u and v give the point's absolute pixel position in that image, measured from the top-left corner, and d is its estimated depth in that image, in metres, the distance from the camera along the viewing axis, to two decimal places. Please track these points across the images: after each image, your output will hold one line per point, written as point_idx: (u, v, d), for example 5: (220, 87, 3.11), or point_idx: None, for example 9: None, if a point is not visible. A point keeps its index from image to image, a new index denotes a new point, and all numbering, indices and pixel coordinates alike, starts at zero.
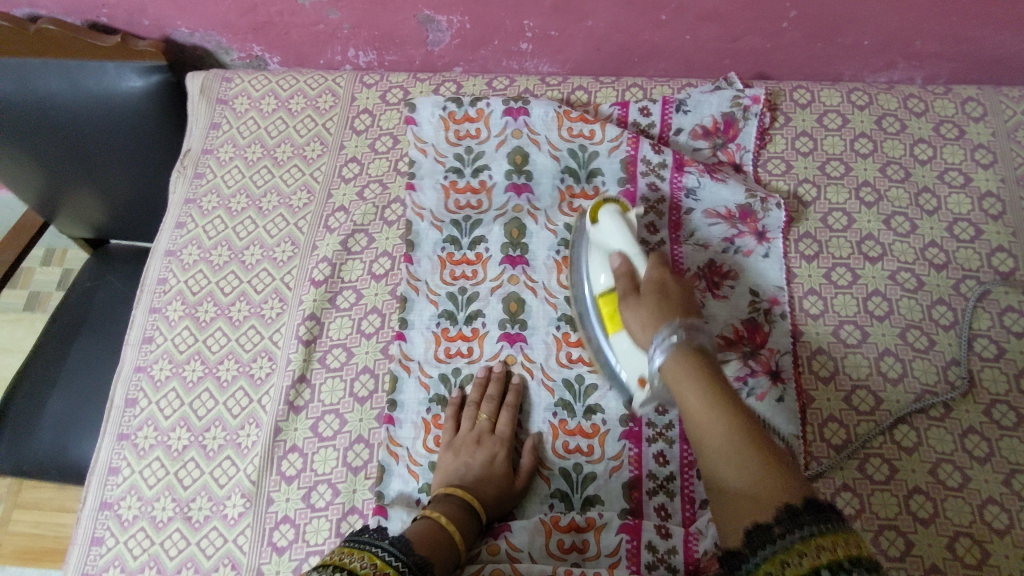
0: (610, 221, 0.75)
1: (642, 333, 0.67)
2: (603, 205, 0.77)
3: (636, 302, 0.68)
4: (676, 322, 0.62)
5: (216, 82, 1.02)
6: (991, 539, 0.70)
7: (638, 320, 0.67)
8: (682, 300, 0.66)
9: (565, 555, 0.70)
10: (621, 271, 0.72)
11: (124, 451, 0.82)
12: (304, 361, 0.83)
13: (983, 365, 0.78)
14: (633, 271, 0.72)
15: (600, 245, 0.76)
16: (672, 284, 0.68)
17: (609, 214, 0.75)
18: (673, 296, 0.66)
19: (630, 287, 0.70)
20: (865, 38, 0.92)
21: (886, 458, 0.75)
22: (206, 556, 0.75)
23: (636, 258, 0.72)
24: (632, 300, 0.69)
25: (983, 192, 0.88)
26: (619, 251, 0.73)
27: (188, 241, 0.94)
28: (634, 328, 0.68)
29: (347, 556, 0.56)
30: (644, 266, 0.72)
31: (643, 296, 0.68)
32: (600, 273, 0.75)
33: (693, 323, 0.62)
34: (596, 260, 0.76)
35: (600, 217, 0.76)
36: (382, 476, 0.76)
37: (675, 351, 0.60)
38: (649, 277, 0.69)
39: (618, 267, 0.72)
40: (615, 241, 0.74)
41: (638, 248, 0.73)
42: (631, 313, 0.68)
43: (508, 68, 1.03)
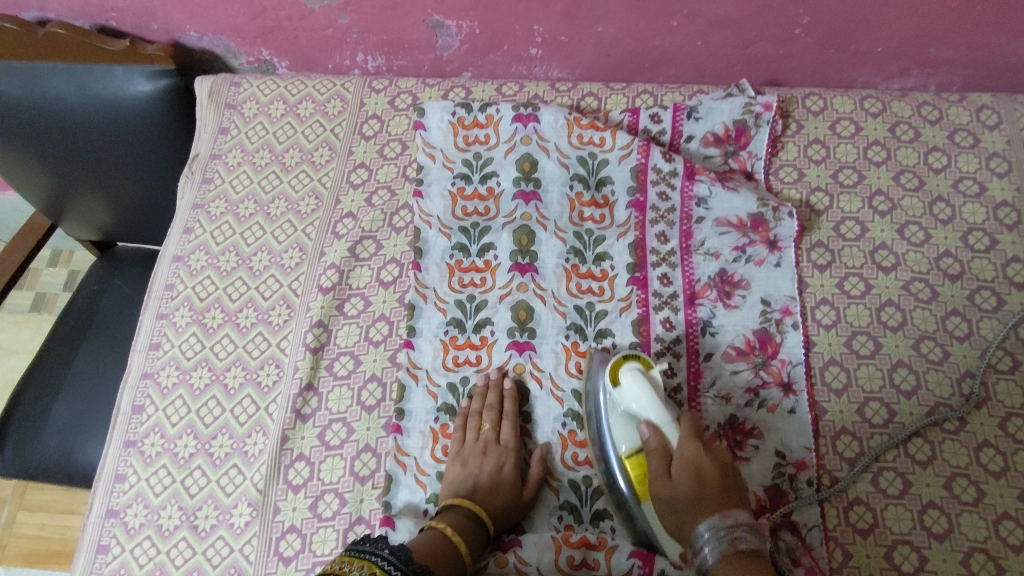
0: (633, 385, 0.67)
1: (678, 522, 0.62)
2: (624, 362, 0.70)
3: (669, 486, 0.63)
4: (717, 525, 0.57)
5: (225, 86, 1.01)
6: (1006, 555, 0.69)
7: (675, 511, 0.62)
8: (721, 491, 0.60)
9: (574, 572, 0.69)
10: (651, 443, 0.66)
11: (130, 459, 0.81)
12: (312, 369, 0.82)
13: (997, 377, 0.77)
14: (665, 446, 0.65)
15: (622, 407, 0.69)
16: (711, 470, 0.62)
17: (632, 375, 0.68)
18: (712, 485, 0.61)
19: (662, 468, 0.64)
20: (879, 45, 0.91)
21: (900, 472, 0.74)
22: (212, 565, 0.74)
23: (666, 430, 0.66)
24: (664, 485, 0.63)
25: (998, 201, 0.87)
26: (647, 422, 0.67)
27: (196, 247, 0.94)
28: (669, 515, 0.63)
29: (346, 565, 0.56)
30: (676, 438, 0.65)
31: (678, 484, 0.62)
32: (623, 440, 0.68)
33: (735, 522, 0.57)
34: (617, 425, 0.69)
35: (621, 377, 0.69)
36: (389, 486, 0.75)
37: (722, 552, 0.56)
38: (684, 457, 0.63)
39: (647, 437, 0.66)
40: (640, 407, 0.67)
41: (666, 413, 0.66)
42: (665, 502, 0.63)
43: (518, 73, 1.02)
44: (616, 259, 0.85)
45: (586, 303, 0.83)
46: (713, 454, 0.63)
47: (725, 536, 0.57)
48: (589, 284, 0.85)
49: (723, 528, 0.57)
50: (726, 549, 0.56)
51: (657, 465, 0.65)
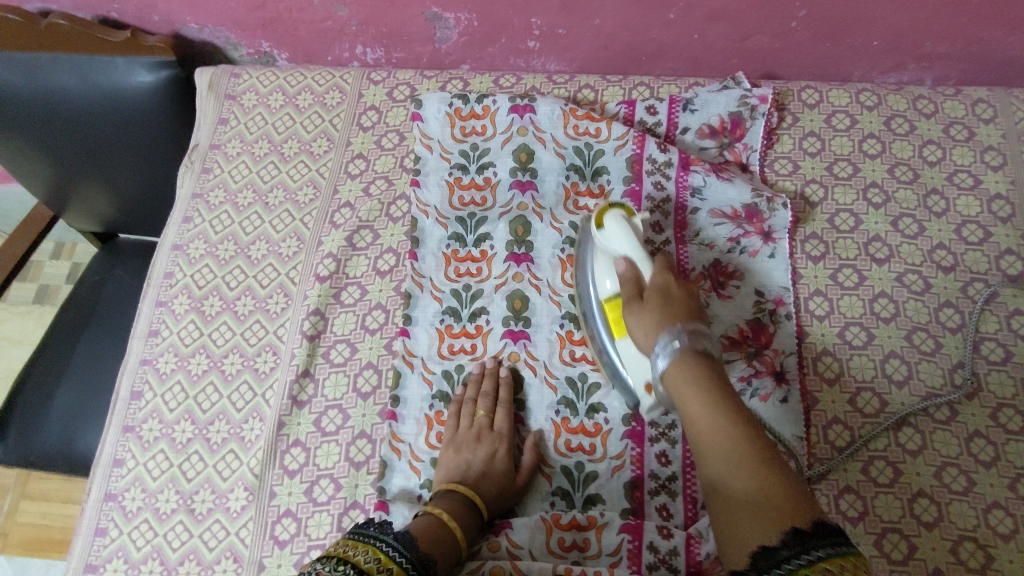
0: (614, 226, 0.74)
1: (646, 338, 0.67)
2: (608, 210, 0.76)
3: (638, 309, 0.69)
4: (676, 327, 0.64)
5: (225, 78, 1.02)
6: (996, 543, 0.69)
7: (641, 325, 0.68)
8: (683, 308, 0.67)
9: (566, 553, 0.70)
10: (627, 275, 0.72)
11: (129, 443, 0.82)
12: (309, 356, 0.83)
13: (990, 369, 0.78)
14: (638, 278, 0.72)
15: (605, 250, 0.76)
16: (676, 291, 0.69)
17: (614, 218, 0.74)
18: (678, 304, 0.67)
19: (635, 295, 0.71)
20: (875, 39, 0.91)
21: (891, 461, 0.74)
22: (209, 548, 0.75)
23: (641, 264, 0.72)
24: (636, 307, 0.70)
25: (992, 194, 0.87)
26: (625, 257, 0.73)
27: (195, 235, 0.94)
28: (639, 331, 0.68)
29: (350, 550, 0.56)
30: (648, 270, 0.72)
31: (647, 301, 0.69)
32: (606, 280, 0.75)
33: (697, 329, 0.64)
34: (602, 266, 0.76)
35: (606, 222, 0.75)
36: (383, 471, 0.76)
37: (681, 357, 0.62)
38: (654, 284, 0.70)
39: (623, 271, 0.73)
40: (620, 245, 0.74)
41: (643, 251, 0.73)
42: (634, 320, 0.69)
43: (516, 66, 1.03)
44: None
45: None
46: (682, 284, 0.71)
47: (685, 340, 0.62)
48: None
49: (682, 332, 0.63)
50: (683, 353, 0.62)
51: (630, 293, 0.71)
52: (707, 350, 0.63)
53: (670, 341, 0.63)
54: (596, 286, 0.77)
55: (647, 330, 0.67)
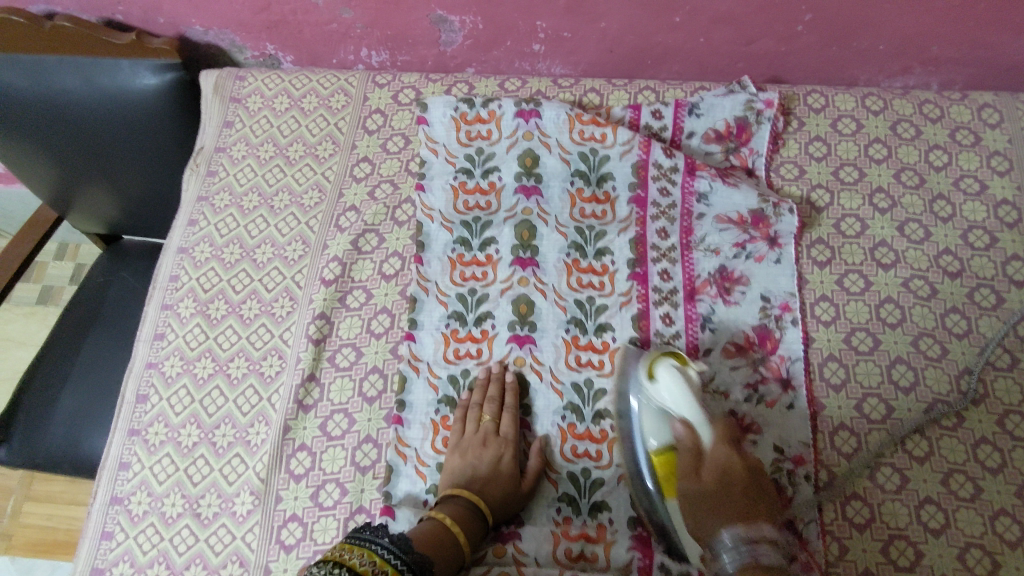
0: (673, 384, 0.68)
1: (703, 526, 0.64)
2: (661, 358, 0.71)
3: (697, 484, 0.66)
4: (739, 529, 0.61)
5: (230, 80, 1.02)
6: (1004, 551, 0.69)
7: (700, 509, 0.65)
8: (743, 498, 0.65)
9: (573, 563, 0.71)
10: (685, 443, 0.68)
11: (135, 447, 0.82)
12: (314, 360, 0.83)
13: (996, 375, 0.78)
14: (698, 445, 0.68)
15: (656, 402, 0.70)
16: (738, 474, 0.65)
17: (672, 373, 0.69)
18: (738, 490, 0.65)
19: (693, 466, 0.67)
20: (881, 43, 0.91)
21: (897, 467, 0.74)
22: (215, 552, 0.75)
23: (701, 431, 0.68)
24: (693, 481, 0.66)
25: (999, 199, 0.87)
26: (683, 418, 0.69)
27: (200, 239, 0.94)
28: (695, 516, 0.65)
29: (347, 553, 0.57)
30: (708, 437, 0.68)
31: (707, 480, 0.66)
32: (654, 436, 0.69)
33: (759, 529, 0.61)
34: (649, 421, 0.70)
35: (658, 373, 0.70)
36: (389, 476, 0.76)
37: (745, 563, 0.59)
38: (716, 458, 0.66)
39: (682, 434, 0.68)
40: (677, 406, 0.69)
41: (702, 415, 0.68)
42: (693, 500, 0.65)
43: (521, 69, 1.02)
44: (617, 254, 0.86)
45: (586, 297, 0.84)
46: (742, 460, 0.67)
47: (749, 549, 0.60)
48: (590, 278, 0.85)
49: (747, 537, 0.61)
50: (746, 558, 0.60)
51: (689, 462, 0.67)
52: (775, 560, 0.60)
53: (735, 545, 0.60)
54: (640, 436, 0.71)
55: (708, 514, 0.64)
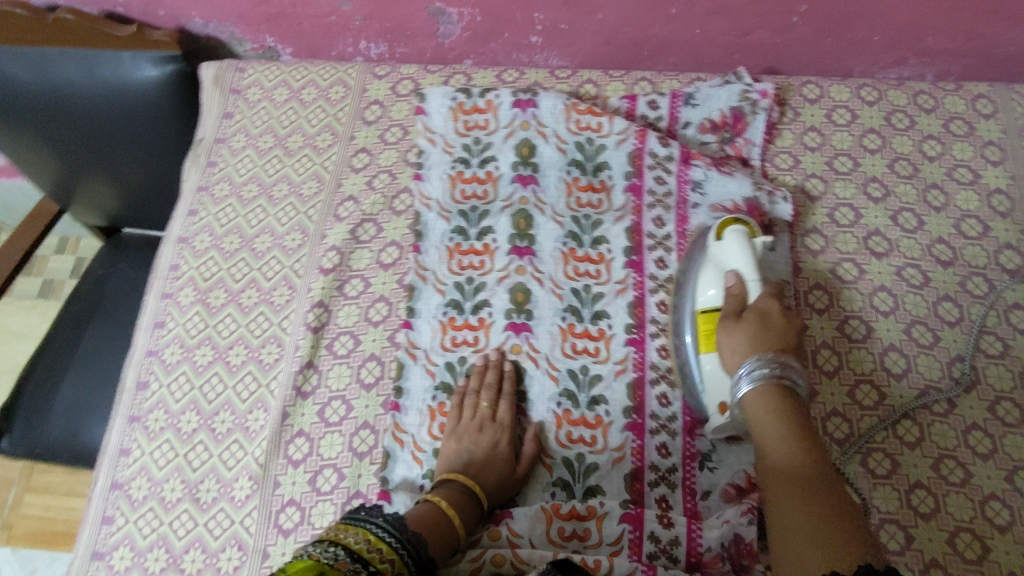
0: (734, 241, 0.74)
1: (733, 354, 0.67)
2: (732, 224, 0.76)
3: (733, 324, 0.68)
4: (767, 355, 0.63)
5: (229, 72, 1.03)
6: (993, 535, 0.70)
7: (730, 342, 0.67)
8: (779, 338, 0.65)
9: (565, 542, 0.71)
10: (732, 290, 0.71)
11: (135, 433, 0.83)
12: (313, 348, 0.84)
13: (987, 362, 0.78)
14: (743, 295, 0.70)
15: (717, 259, 0.75)
16: (777, 319, 0.67)
17: (736, 232, 0.74)
18: (773, 329, 0.66)
19: (734, 310, 0.70)
20: (876, 35, 0.92)
21: (889, 453, 0.75)
22: (214, 537, 0.76)
23: (750, 284, 0.71)
24: (731, 322, 0.69)
25: (992, 189, 0.88)
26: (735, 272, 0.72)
27: (200, 228, 0.95)
28: (727, 346, 0.67)
29: (342, 533, 0.58)
30: (757, 291, 0.70)
31: (744, 319, 0.67)
32: (709, 290, 0.74)
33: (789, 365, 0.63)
34: (709, 274, 0.75)
35: (726, 233, 0.75)
36: (386, 461, 0.77)
37: (762, 386, 0.62)
38: (757, 303, 0.69)
39: (730, 285, 0.72)
40: (732, 261, 0.73)
41: (756, 271, 0.71)
42: (726, 334, 0.68)
43: (518, 61, 1.03)
44: (613, 242, 0.87)
45: (582, 286, 0.85)
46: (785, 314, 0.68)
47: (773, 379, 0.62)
48: (586, 267, 0.86)
49: (771, 361, 0.62)
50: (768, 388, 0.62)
51: (728, 305, 0.70)
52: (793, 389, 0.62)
53: (755, 368, 0.63)
54: (696, 295, 0.76)
55: (736, 346, 0.66)
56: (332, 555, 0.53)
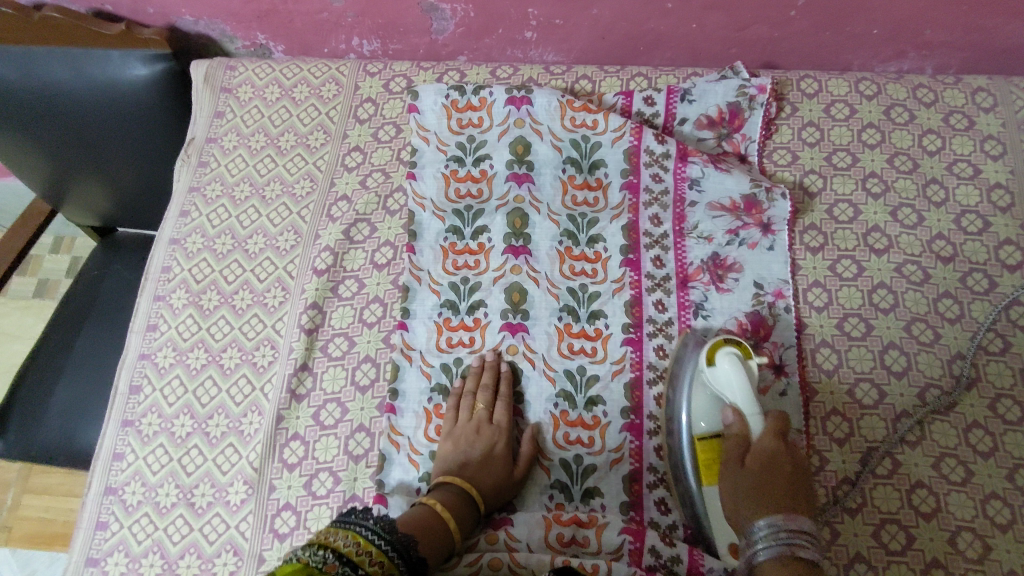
0: (730, 368, 0.71)
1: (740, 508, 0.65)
2: (722, 345, 0.73)
3: (739, 471, 0.67)
4: (776, 516, 0.61)
5: (220, 70, 1.02)
6: (994, 534, 0.70)
7: (735, 491, 0.67)
8: (785, 487, 0.64)
9: (564, 548, 0.70)
10: (733, 428, 0.70)
11: (128, 437, 0.83)
12: (307, 350, 0.83)
13: (987, 359, 0.78)
14: (746, 433, 0.69)
15: (711, 388, 0.73)
16: (785, 463, 0.66)
17: (729, 356, 0.72)
18: (781, 479, 0.65)
19: (738, 454, 0.69)
20: (874, 28, 0.90)
21: (889, 452, 0.74)
22: (209, 542, 0.76)
23: (751, 418, 0.70)
24: (736, 467, 0.68)
25: (992, 183, 0.87)
26: (734, 404, 0.71)
27: (192, 229, 0.94)
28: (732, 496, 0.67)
29: (331, 535, 0.57)
30: (758, 428, 0.69)
31: (750, 465, 0.67)
32: (703, 420, 0.72)
33: (800, 526, 0.60)
34: (701, 403, 0.73)
35: (719, 359, 0.72)
36: (382, 464, 0.76)
37: (776, 552, 0.59)
38: (762, 446, 0.67)
39: (732, 421, 0.70)
40: (731, 391, 0.71)
41: (755, 404, 0.70)
42: (734, 485, 0.67)
43: (513, 57, 1.02)
44: (609, 241, 0.86)
45: (579, 285, 0.84)
46: (790, 451, 0.68)
47: (784, 540, 0.59)
48: (583, 266, 0.85)
49: (783, 524, 0.60)
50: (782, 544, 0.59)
51: (733, 448, 0.69)
52: (809, 555, 0.59)
53: (770, 529, 0.60)
54: (689, 422, 0.73)
55: (747, 500, 0.65)
56: (320, 559, 0.53)
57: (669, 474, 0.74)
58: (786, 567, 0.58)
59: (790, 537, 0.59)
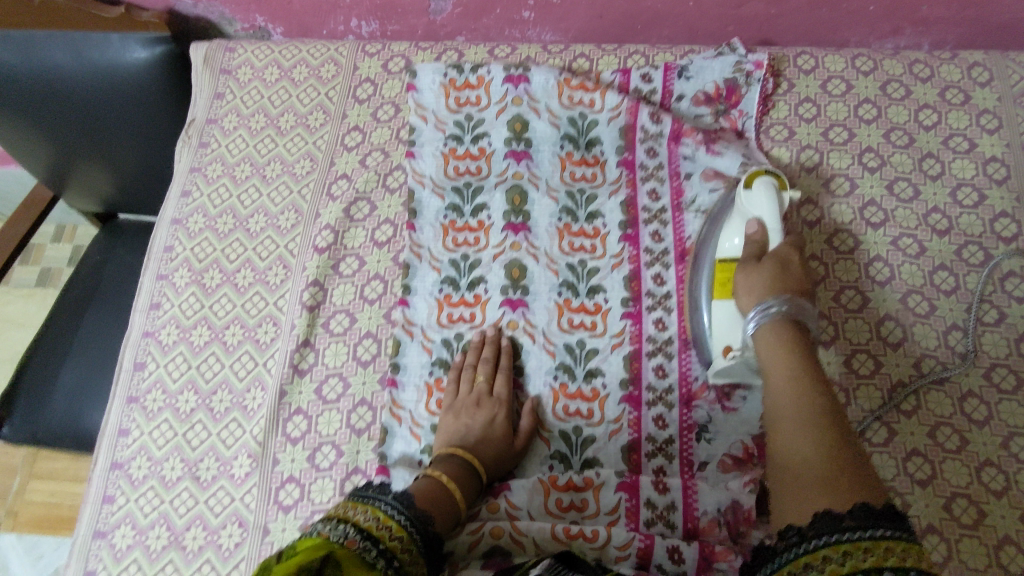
0: (762, 190, 0.73)
1: (749, 297, 0.66)
2: (760, 174, 0.75)
3: (754, 267, 0.68)
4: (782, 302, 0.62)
5: (220, 52, 1.03)
6: (989, 500, 0.71)
7: (746, 283, 0.67)
8: (797, 281, 0.66)
9: (564, 513, 0.71)
10: (753, 237, 0.71)
11: (133, 414, 0.84)
12: (308, 326, 0.84)
13: (983, 330, 0.78)
14: (764, 243, 0.70)
15: (742, 207, 0.74)
16: (797, 269, 0.67)
17: (764, 182, 0.73)
18: (793, 275, 0.66)
19: (755, 256, 0.69)
20: (871, 3, 0.91)
21: (885, 421, 0.75)
22: (214, 514, 0.77)
23: (772, 232, 0.71)
24: (751, 264, 0.69)
25: (988, 157, 0.87)
26: (757, 219, 0.72)
27: (194, 209, 0.95)
28: (742, 289, 0.68)
29: (351, 511, 0.58)
30: (777, 240, 0.70)
31: (765, 263, 0.67)
32: (733, 237, 0.74)
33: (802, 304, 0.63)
34: (732, 222, 0.75)
35: (754, 183, 0.74)
36: (384, 437, 0.77)
37: (774, 326, 0.62)
38: (778, 252, 0.69)
39: (752, 233, 0.71)
40: (757, 208, 0.73)
41: (777, 221, 0.71)
42: (746, 275, 0.68)
43: (511, 37, 1.02)
44: (608, 216, 0.87)
45: (578, 261, 0.84)
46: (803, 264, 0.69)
47: (782, 318, 0.62)
48: (582, 242, 0.86)
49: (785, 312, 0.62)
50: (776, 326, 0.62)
51: (751, 252, 0.70)
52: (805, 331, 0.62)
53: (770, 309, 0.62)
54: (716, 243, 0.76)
55: (753, 287, 0.66)
56: (341, 533, 0.54)
57: (689, 295, 0.78)
58: (782, 338, 0.61)
59: (790, 314, 0.62)
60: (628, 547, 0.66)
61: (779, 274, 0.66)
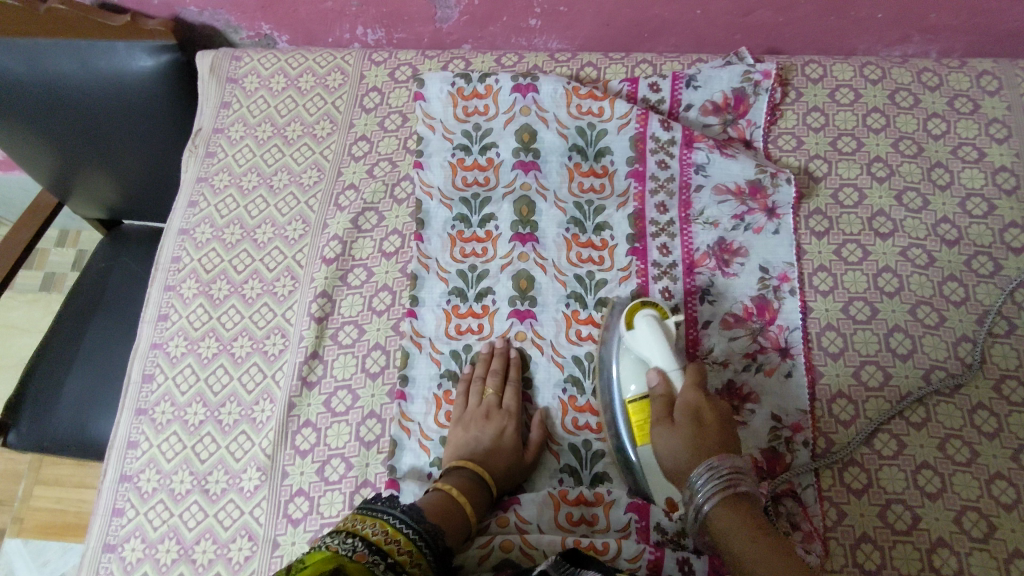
0: (650, 333, 0.73)
1: (677, 462, 0.66)
2: (640, 310, 0.75)
3: (671, 428, 0.67)
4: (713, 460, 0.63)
5: (226, 60, 1.02)
6: (999, 513, 0.70)
7: (670, 447, 0.67)
8: (717, 436, 0.66)
9: (573, 528, 0.71)
10: (659, 389, 0.71)
11: (142, 426, 0.84)
12: (317, 338, 0.84)
13: (993, 341, 0.78)
14: (670, 392, 0.70)
15: (635, 353, 0.74)
16: (708, 410, 0.68)
17: (648, 323, 0.73)
18: (710, 428, 0.66)
19: (665, 411, 0.69)
20: (879, 11, 0.90)
21: (895, 434, 0.75)
22: (224, 527, 0.77)
23: (673, 376, 0.71)
24: (666, 424, 0.68)
25: (997, 166, 0.87)
26: (658, 367, 0.72)
27: (201, 220, 0.95)
28: (669, 453, 0.67)
29: (359, 524, 0.58)
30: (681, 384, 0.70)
31: (679, 421, 0.67)
32: (632, 383, 0.73)
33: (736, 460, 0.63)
34: (628, 368, 0.74)
35: (637, 323, 0.74)
36: (393, 450, 0.77)
37: (716, 490, 0.61)
38: (686, 399, 0.68)
39: (655, 383, 0.71)
40: (653, 354, 0.72)
41: (675, 362, 0.72)
42: (666, 438, 0.67)
43: (517, 45, 1.02)
44: (616, 229, 0.86)
45: (586, 272, 0.84)
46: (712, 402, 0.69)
47: (727, 475, 0.61)
48: (589, 253, 0.86)
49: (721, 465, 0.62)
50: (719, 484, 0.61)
51: (660, 408, 0.70)
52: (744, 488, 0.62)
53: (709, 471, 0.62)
54: (618, 387, 0.75)
55: (679, 457, 0.66)
56: (350, 547, 0.53)
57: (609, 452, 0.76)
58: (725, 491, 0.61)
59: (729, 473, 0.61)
60: (639, 560, 0.66)
61: (695, 433, 0.66)
